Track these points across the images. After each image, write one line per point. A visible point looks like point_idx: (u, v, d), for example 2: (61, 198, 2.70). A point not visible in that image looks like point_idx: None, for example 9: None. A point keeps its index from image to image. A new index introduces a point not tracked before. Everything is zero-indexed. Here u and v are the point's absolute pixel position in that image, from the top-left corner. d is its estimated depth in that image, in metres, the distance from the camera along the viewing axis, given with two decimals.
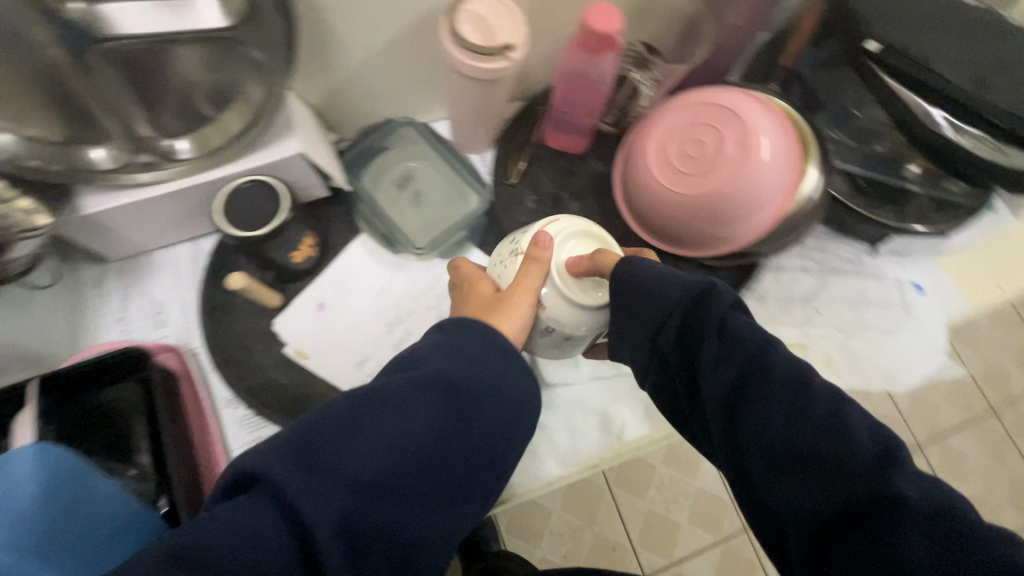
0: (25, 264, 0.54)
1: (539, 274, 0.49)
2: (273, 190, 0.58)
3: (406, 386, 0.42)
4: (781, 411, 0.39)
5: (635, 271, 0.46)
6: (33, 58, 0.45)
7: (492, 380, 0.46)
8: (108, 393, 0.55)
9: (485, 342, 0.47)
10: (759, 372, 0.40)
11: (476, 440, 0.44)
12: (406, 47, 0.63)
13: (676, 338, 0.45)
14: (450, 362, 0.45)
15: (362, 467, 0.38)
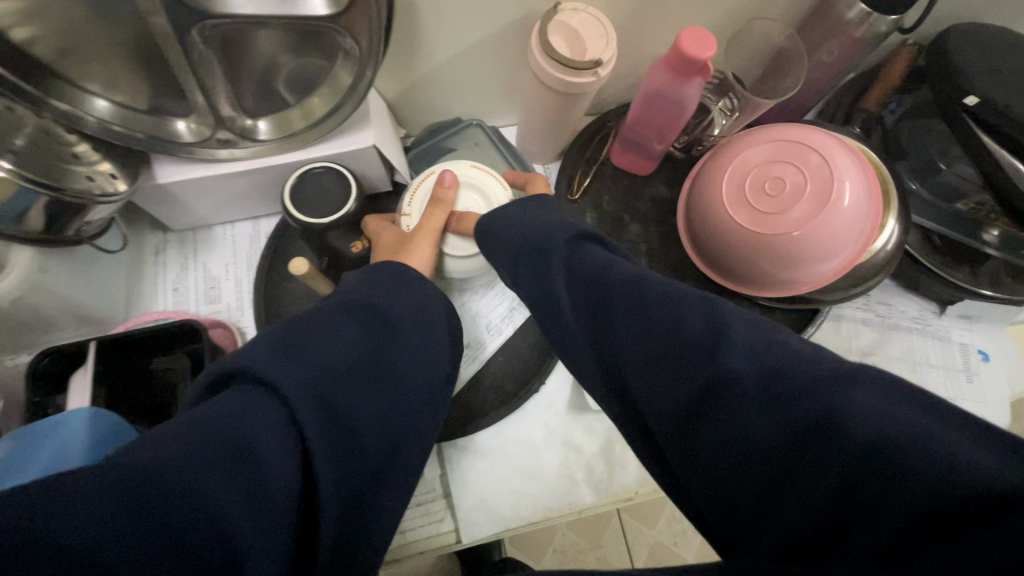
0: (99, 227, 0.53)
1: (444, 212, 0.54)
2: (343, 180, 0.57)
3: (343, 313, 0.41)
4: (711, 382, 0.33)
5: (582, 261, 0.41)
6: (136, 29, 0.44)
7: (426, 311, 0.45)
8: (160, 360, 0.56)
9: (394, 272, 0.47)
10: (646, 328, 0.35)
11: (415, 369, 0.42)
12: (490, 51, 0.62)
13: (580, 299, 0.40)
14: (380, 295, 0.44)
15: (314, 363, 0.36)
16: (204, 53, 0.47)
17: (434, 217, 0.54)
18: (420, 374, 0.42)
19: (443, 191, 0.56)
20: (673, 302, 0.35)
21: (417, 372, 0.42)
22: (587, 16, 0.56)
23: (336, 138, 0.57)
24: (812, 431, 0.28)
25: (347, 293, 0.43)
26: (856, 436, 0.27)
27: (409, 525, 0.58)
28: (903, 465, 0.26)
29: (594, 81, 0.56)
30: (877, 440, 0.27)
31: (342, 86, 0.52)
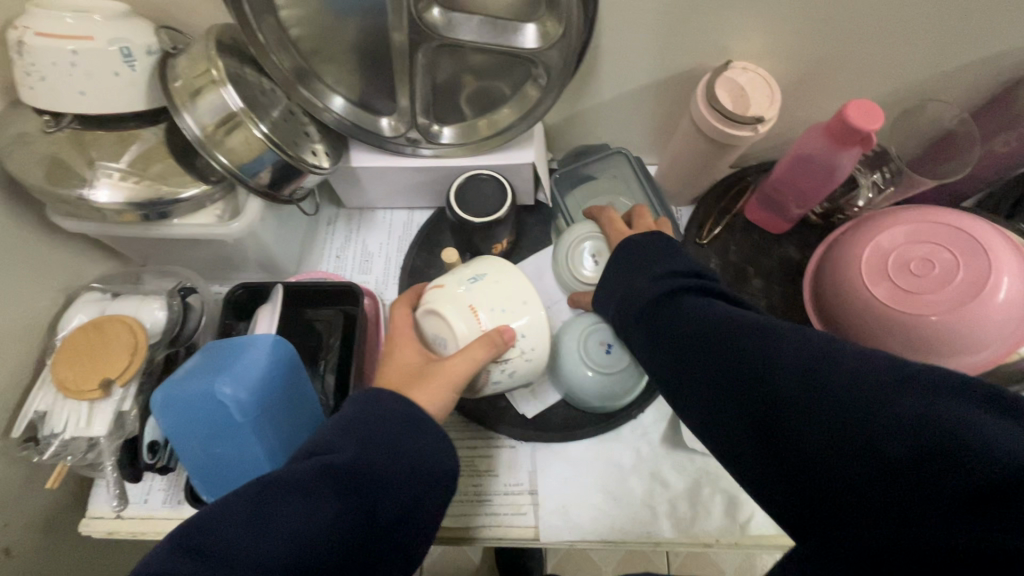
0: (304, 193, 0.62)
1: (458, 368, 0.47)
2: (501, 187, 0.64)
3: (320, 482, 0.40)
4: (655, 325, 0.44)
5: (663, 284, 0.45)
6: (381, 43, 0.55)
7: (427, 452, 0.45)
8: (320, 313, 0.65)
9: (395, 419, 0.45)
10: (644, 299, 0.46)
11: (401, 488, 0.43)
12: (652, 95, 0.67)
13: (636, 311, 0.46)
14: (379, 422, 0.45)
15: (277, 546, 0.37)
16: (424, 67, 0.56)
17: (458, 367, 0.47)
18: (409, 504, 0.44)
19: (495, 334, 0.48)
20: (674, 306, 0.43)
21: (404, 490, 0.43)
22: (754, 75, 0.60)
23: (501, 151, 0.65)
24: (790, 353, 0.35)
25: (354, 412, 0.45)
26: (810, 380, 0.33)
27: (495, 512, 0.62)
28: (838, 377, 0.32)
29: (752, 136, 0.59)
30: (813, 373, 0.33)
31: (521, 107, 0.60)
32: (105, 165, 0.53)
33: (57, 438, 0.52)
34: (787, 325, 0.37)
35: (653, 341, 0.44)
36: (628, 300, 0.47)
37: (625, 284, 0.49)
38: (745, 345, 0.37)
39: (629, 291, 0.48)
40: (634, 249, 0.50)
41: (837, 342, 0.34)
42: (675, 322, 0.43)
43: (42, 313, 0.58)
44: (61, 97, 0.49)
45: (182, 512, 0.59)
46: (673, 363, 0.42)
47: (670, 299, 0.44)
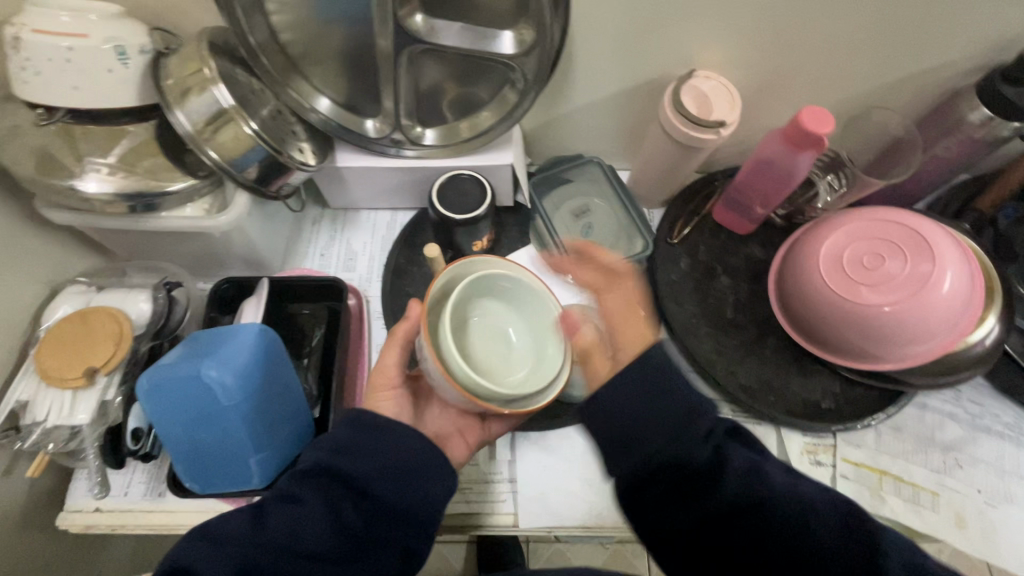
0: (291, 190, 0.64)
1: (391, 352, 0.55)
2: (481, 186, 0.66)
3: (303, 488, 0.45)
4: (665, 462, 0.43)
5: (658, 386, 0.45)
6: (366, 47, 0.58)
7: (406, 451, 0.48)
8: (304, 308, 0.67)
9: (370, 427, 0.48)
10: (659, 428, 0.43)
11: (380, 484, 0.46)
12: (623, 102, 0.71)
13: (647, 451, 0.43)
14: (352, 435, 0.48)
15: (268, 540, 0.42)
16: (407, 70, 0.59)
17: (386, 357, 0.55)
18: (397, 499, 0.46)
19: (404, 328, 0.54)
20: (691, 446, 0.42)
21: (387, 486, 0.46)
22: (717, 83, 0.64)
23: (481, 153, 0.68)
24: (793, 512, 0.40)
25: (333, 431, 0.49)
26: (812, 538, 0.39)
27: (477, 500, 0.64)
28: (831, 542, 0.39)
29: (715, 139, 0.63)
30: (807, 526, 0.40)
31: (499, 112, 0.63)
32: (93, 160, 0.54)
33: (39, 426, 0.53)
34: (773, 474, 0.42)
35: (661, 475, 0.43)
36: (653, 456, 0.43)
37: (628, 418, 0.44)
38: (756, 500, 0.41)
39: (648, 453, 0.43)
40: (651, 379, 0.45)
41: (800, 490, 0.41)
42: (695, 468, 0.42)
43: (27, 304, 0.58)
44: (54, 91, 0.51)
45: (162, 504, 0.59)
46: (676, 492, 0.42)
47: (687, 435, 0.43)
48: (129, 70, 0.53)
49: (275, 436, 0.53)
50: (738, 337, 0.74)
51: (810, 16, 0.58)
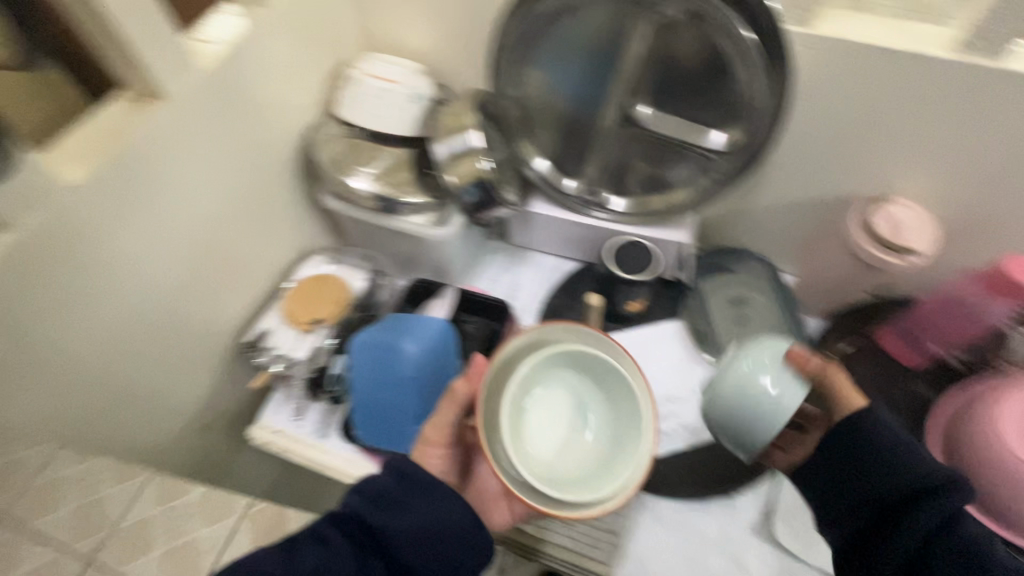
0: (492, 221, 0.77)
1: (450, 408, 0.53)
2: (653, 254, 0.74)
3: (333, 533, 0.45)
4: (891, 493, 0.44)
5: (883, 435, 0.46)
6: (591, 124, 0.70)
7: (441, 514, 0.47)
8: (466, 320, 0.75)
9: (415, 485, 0.47)
10: (895, 466, 0.44)
11: (411, 546, 0.46)
12: (807, 210, 0.75)
13: (860, 488, 0.45)
14: (395, 487, 0.48)
15: None
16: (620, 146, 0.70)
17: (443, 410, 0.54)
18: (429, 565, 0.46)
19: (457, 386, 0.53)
20: (922, 493, 0.43)
21: (417, 551, 0.46)
22: (913, 213, 0.65)
23: (659, 227, 0.74)
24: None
25: (377, 474, 0.49)
26: None
27: None
28: None
29: (901, 265, 0.63)
30: None
31: (686, 196, 0.70)
32: (364, 168, 0.72)
33: (270, 351, 0.69)
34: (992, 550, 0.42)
35: (865, 499, 0.45)
36: (863, 492, 0.45)
37: (854, 460, 0.46)
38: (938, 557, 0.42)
39: (858, 488, 0.46)
40: (875, 435, 0.45)
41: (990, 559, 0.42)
42: (920, 516, 0.42)
43: (282, 260, 0.76)
44: (363, 115, 0.69)
45: (322, 444, 0.70)
46: (866, 525, 0.46)
47: (920, 475, 0.43)
48: (415, 109, 0.70)
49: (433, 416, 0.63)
50: None
51: None
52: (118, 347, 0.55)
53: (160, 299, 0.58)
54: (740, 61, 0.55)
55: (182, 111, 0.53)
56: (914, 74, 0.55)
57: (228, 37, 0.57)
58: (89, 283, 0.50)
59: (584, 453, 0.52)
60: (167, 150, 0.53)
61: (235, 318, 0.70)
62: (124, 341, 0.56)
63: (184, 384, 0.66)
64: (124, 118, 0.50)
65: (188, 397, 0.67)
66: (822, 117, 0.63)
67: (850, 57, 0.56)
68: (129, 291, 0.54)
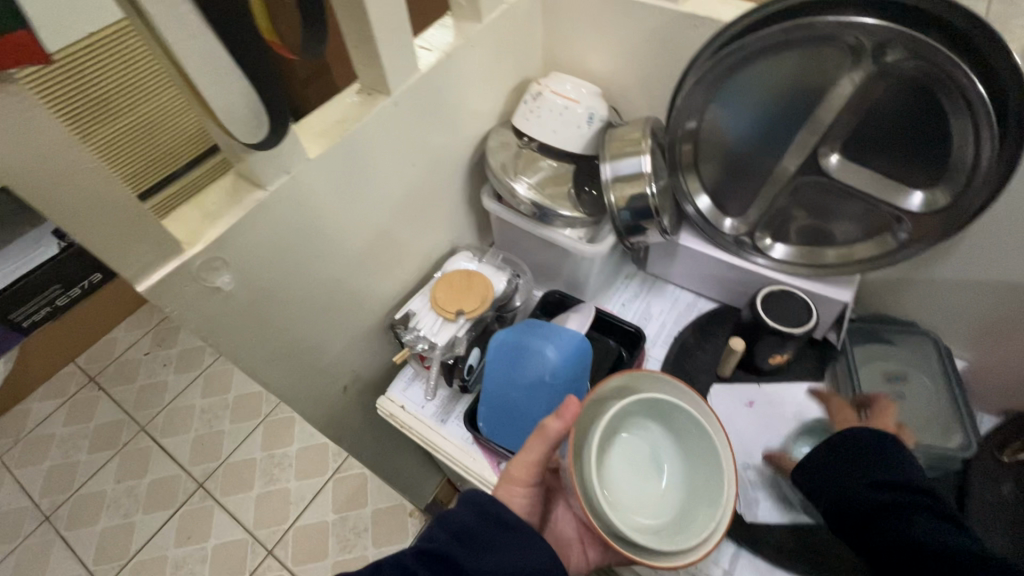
0: (638, 246, 0.76)
1: (537, 446, 0.52)
2: (808, 309, 0.68)
3: (419, 565, 0.45)
4: (889, 506, 0.49)
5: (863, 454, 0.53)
6: (765, 166, 0.68)
7: (520, 554, 0.47)
8: (599, 340, 0.77)
9: (490, 523, 0.49)
10: (881, 479, 0.51)
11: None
12: (1005, 293, 0.66)
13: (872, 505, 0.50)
14: (475, 522, 0.49)
15: None
16: (794, 192, 0.68)
17: (530, 448, 0.53)
18: None
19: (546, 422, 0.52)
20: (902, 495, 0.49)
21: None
22: None
23: (821, 282, 0.70)
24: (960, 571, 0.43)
25: (459, 511, 0.50)
26: None
27: None
28: None
29: None
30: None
31: (861, 254, 0.67)
32: (528, 177, 0.75)
33: (415, 331, 0.74)
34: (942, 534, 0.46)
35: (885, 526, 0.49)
36: (885, 523, 0.49)
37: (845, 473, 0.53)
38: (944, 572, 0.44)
39: (878, 520, 0.49)
40: (857, 458, 0.53)
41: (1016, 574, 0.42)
42: (895, 521, 0.48)
43: (435, 251, 0.82)
44: (539, 129, 0.73)
45: (442, 428, 0.74)
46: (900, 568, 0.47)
47: (886, 476, 0.51)
48: (588, 130, 0.73)
49: None
50: None
51: None
52: (303, 304, 0.63)
53: (342, 269, 0.65)
54: (966, 122, 0.51)
55: (398, 107, 0.60)
56: None
57: (441, 47, 0.63)
58: (300, 244, 0.57)
59: (658, 499, 0.54)
60: (378, 140, 0.60)
61: (388, 296, 0.76)
62: (307, 300, 0.63)
63: (338, 347, 0.73)
64: (353, 108, 0.57)
65: (338, 358, 0.74)
66: None
67: None
68: (323, 257, 0.61)
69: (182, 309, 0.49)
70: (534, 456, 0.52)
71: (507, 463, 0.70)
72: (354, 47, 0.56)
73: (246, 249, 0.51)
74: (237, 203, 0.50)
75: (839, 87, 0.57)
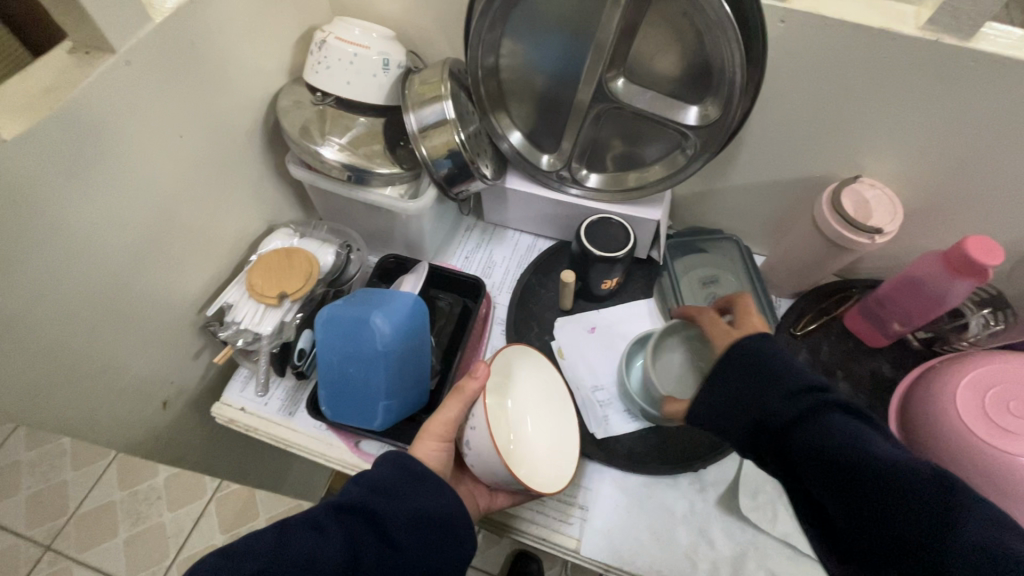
0: (464, 195, 0.74)
1: (456, 403, 0.53)
2: (625, 232, 0.71)
3: (334, 520, 0.46)
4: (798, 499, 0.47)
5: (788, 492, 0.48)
6: (566, 98, 0.68)
7: (431, 503, 0.48)
8: (443, 300, 0.77)
9: (406, 474, 0.49)
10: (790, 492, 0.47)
11: (406, 536, 0.47)
12: (781, 191, 0.75)
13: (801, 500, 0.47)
14: (391, 475, 0.49)
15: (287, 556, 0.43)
16: (595, 119, 0.69)
17: (448, 408, 0.53)
18: (417, 552, 0.47)
19: (466, 380, 0.53)
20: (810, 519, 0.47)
21: (410, 539, 0.47)
22: (881, 194, 0.66)
23: (634, 205, 0.74)
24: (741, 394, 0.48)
25: (377, 469, 0.49)
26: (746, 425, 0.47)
27: (545, 521, 0.65)
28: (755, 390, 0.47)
29: (868, 244, 0.64)
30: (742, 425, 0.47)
31: (662, 173, 0.71)
32: (332, 138, 0.68)
33: (236, 325, 0.66)
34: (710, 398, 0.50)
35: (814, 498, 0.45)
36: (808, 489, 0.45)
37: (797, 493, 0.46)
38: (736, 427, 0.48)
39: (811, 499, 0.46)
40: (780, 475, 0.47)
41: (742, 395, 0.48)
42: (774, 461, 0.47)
43: (247, 233, 0.73)
44: (333, 83, 0.66)
45: (289, 422, 0.69)
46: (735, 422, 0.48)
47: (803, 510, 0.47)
48: (386, 78, 0.68)
49: (406, 386, 0.62)
50: None
51: (991, 154, 0.60)
52: (67, 319, 0.52)
53: (114, 271, 0.55)
54: (718, 35, 0.54)
55: (131, 68, 0.50)
56: (887, 56, 0.55)
57: None
58: (31, 248, 0.47)
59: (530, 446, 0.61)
60: (116, 109, 0.49)
61: (196, 292, 0.67)
62: (71, 314, 0.53)
63: (144, 358, 0.63)
64: (67, 72, 0.46)
65: (145, 373, 0.64)
66: (794, 97, 0.63)
67: (827, 34, 0.55)
68: (76, 257, 0.51)
69: None
70: (451, 414, 0.53)
71: (364, 440, 0.67)
72: None
73: None
74: None
75: None
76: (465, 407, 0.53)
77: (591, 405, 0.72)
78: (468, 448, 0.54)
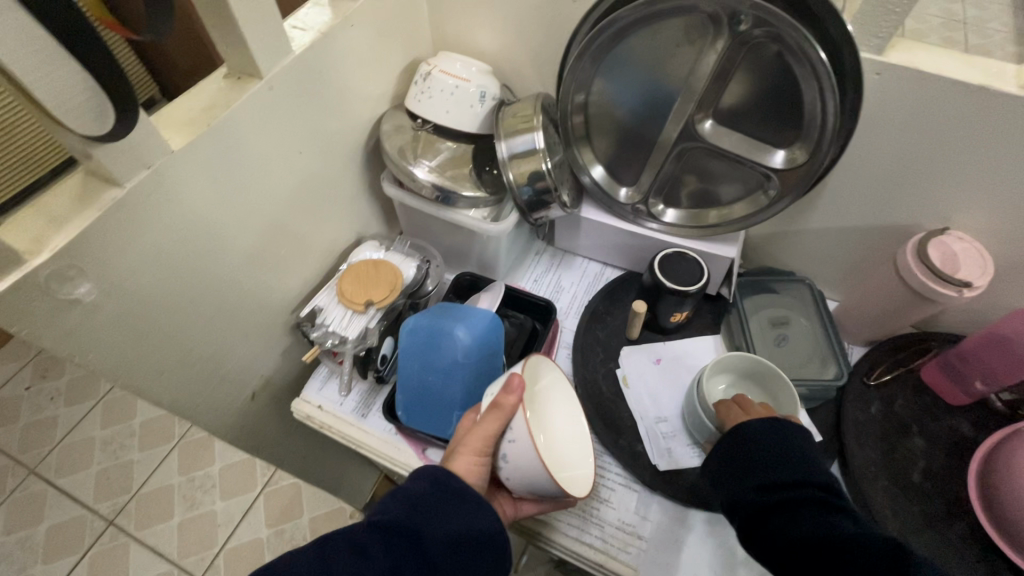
0: (542, 221, 0.77)
1: (495, 420, 0.50)
2: (699, 267, 0.73)
3: (374, 539, 0.44)
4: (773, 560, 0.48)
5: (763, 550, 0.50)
6: (650, 136, 0.71)
7: (471, 523, 0.47)
8: (511, 320, 0.79)
9: (444, 492, 0.48)
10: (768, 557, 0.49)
11: (445, 555, 0.45)
12: (860, 237, 0.75)
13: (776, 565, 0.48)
14: (430, 492, 0.48)
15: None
16: (676, 156, 0.71)
17: (486, 425, 0.50)
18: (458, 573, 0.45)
19: (505, 395, 0.51)
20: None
21: (452, 559, 0.45)
22: (970, 247, 0.65)
23: (710, 241, 0.75)
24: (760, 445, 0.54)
25: (410, 484, 0.48)
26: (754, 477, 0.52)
27: (602, 546, 0.65)
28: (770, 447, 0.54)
29: (955, 297, 0.62)
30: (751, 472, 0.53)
31: (740, 213, 0.72)
32: (425, 160, 0.73)
33: (324, 327, 0.71)
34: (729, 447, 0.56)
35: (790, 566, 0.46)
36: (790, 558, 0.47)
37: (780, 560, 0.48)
38: (747, 475, 0.53)
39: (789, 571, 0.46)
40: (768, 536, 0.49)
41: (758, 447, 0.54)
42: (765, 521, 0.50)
43: (339, 243, 0.79)
44: (433, 111, 0.72)
45: (361, 423, 0.72)
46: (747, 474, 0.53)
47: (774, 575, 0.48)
48: (482, 109, 0.73)
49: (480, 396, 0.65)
50: (919, 505, 0.66)
51: None
52: (189, 308, 0.58)
53: (232, 269, 0.61)
54: (812, 84, 0.56)
55: (273, 92, 0.56)
56: (986, 112, 0.55)
57: (316, 26, 0.60)
58: (174, 243, 0.53)
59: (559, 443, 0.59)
60: (256, 127, 0.56)
61: (291, 293, 0.73)
62: (193, 304, 0.58)
63: (242, 350, 0.69)
64: (222, 94, 0.53)
65: (240, 364, 0.69)
66: (883, 146, 0.63)
67: (924, 87, 0.56)
68: (207, 253, 0.57)
69: (34, 327, 0.45)
70: (492, 429, 0.51)
71: (431, 448, 0.69)
72: (216, 28, 0.52)
73: (105, 253, 0.47)
74: (89, 205, 0.45)
75: (705, 58, 0.61)
76: (505, 423, 0.51)
77: (653, 435, 0.72)
78: (504, 461, 0.52)
